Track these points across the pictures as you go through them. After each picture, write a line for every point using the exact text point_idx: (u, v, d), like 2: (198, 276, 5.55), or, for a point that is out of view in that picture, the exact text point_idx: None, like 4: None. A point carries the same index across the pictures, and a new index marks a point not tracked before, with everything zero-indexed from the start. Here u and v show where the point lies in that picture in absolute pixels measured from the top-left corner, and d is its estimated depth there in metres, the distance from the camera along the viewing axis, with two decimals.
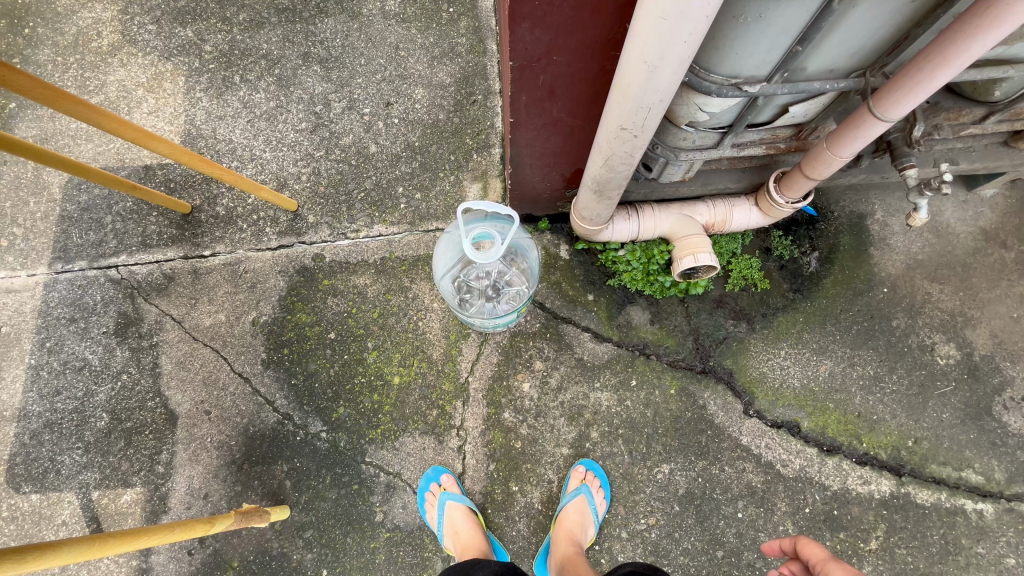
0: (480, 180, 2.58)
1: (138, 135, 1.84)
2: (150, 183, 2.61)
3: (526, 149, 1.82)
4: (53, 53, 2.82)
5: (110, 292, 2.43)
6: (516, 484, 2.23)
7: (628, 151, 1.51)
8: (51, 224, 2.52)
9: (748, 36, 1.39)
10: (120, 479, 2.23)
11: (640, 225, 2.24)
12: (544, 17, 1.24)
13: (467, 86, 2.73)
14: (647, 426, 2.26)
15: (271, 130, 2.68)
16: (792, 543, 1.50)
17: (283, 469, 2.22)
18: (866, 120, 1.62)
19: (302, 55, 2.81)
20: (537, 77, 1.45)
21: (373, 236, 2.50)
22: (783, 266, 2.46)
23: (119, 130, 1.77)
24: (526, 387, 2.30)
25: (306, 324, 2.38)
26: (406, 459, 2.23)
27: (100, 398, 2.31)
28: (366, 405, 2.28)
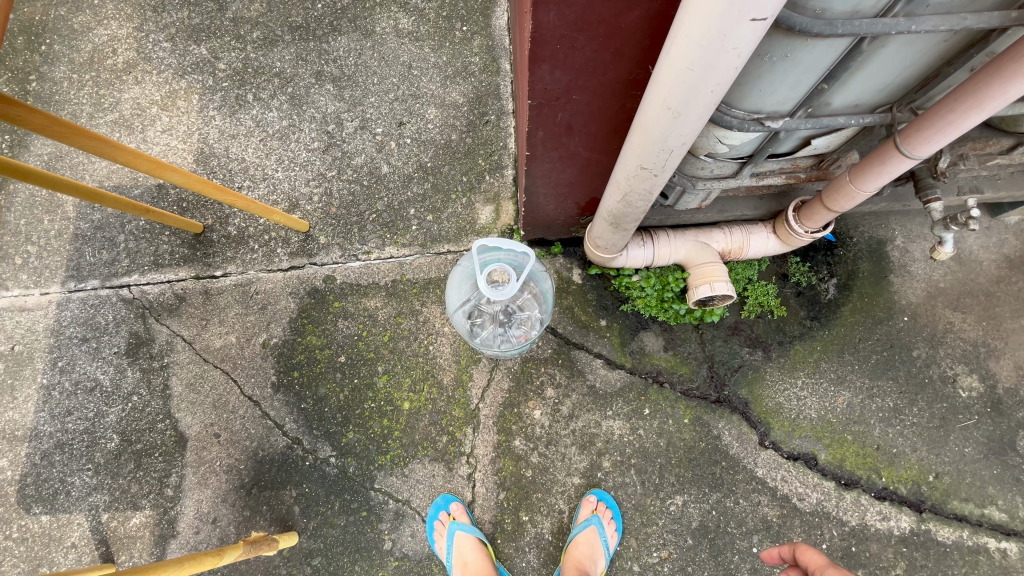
0: (492, 202, 2.56)
1: (153, 165, 1.86)
2: (163, 202, 2.62)
3: (541, 179, 1.79)
4: (69, 70, 2.84)
5: (121, 311, 2.44)
6: (526, 514, 2.19)
7: (648, 188, 1.48)
8: (65, 242, 2.53)
9: (773, 73, 1.35)
10: (129, 502, 2.22)
11: (655, 251, 2.19)
12: (564, 59, 1.21)
13: (481, 106, 2.71)
14: (660, 456, 2.22)
15: (283, 149, 2.68)
16: (801, 550, 1.42)
17: (292, 495, 2.21)
18: (892, 156, 1.58)
19: (316, 74, 2.80)
20: (556, 115, 1.42)
21: (383, 258, 2.48)
22: (800, 292, 2.41)
23: (134, 163, 1.79)
24: (537, 414, 2.27)
25: (316, 347, 2.37)
26: (415, 487, 2.21)
27: (110, 418, 2.31)
28: (375, 431, 2.26)
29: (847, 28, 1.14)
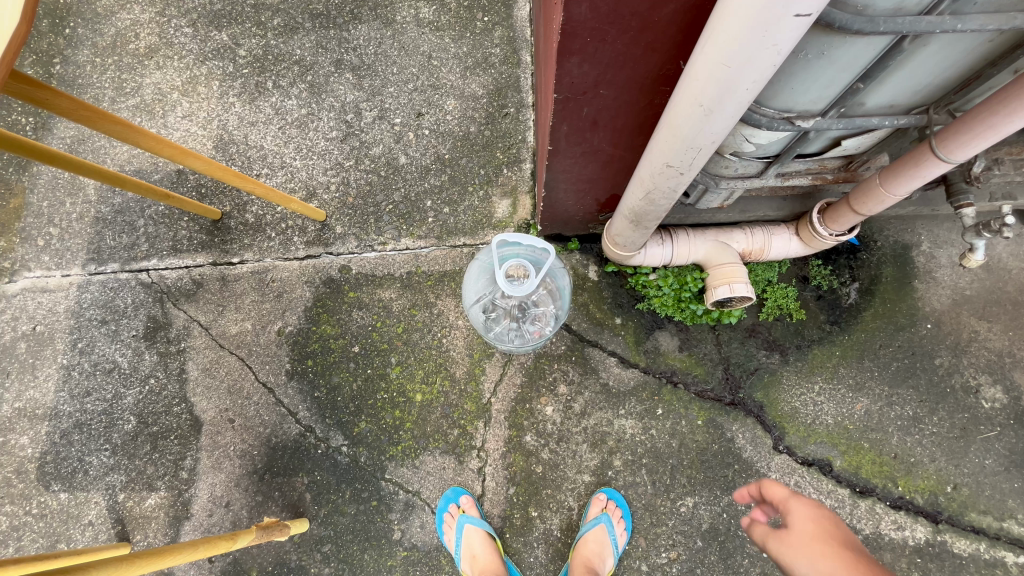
0: (509, 196, 2.54)
1: (174, 151, 1.88)
2: (182, 187, 2.64)
3: (562, 175, 1.76)
4: (92, 54, 2.86)
5: (140, 295, 2.47)
6: (535, 510, 2.19)
7: (672, 186, 1.45)
8: (86, 225, 2.57)
9: (807, 71, 1.31)
10: (145, 483, 2.26)
11: (673, 250, 2.16)
12: (594, 53, 1.18)
13: (500, 98, 2.68)
14: (671, 457, 2.21)
15: (302, 138, 2.68)
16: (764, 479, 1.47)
17: (304, 482, 2.23)
18: (926, 159, 1.53)
19: (335, 62, 2.79)
20: (581, 110, 1.39)
21: (399, 249, 2.48)
22: (821, 296, 2.37)
23: (156, 149, 1.81)
24: (549, 410, 2.26)
25: (331, 336, 2.38)
26: (426, 478, 2.21)
27: (128, 400, 2.35)
28: (387, 421, 2.27)
29: (889, 25, 1.10)
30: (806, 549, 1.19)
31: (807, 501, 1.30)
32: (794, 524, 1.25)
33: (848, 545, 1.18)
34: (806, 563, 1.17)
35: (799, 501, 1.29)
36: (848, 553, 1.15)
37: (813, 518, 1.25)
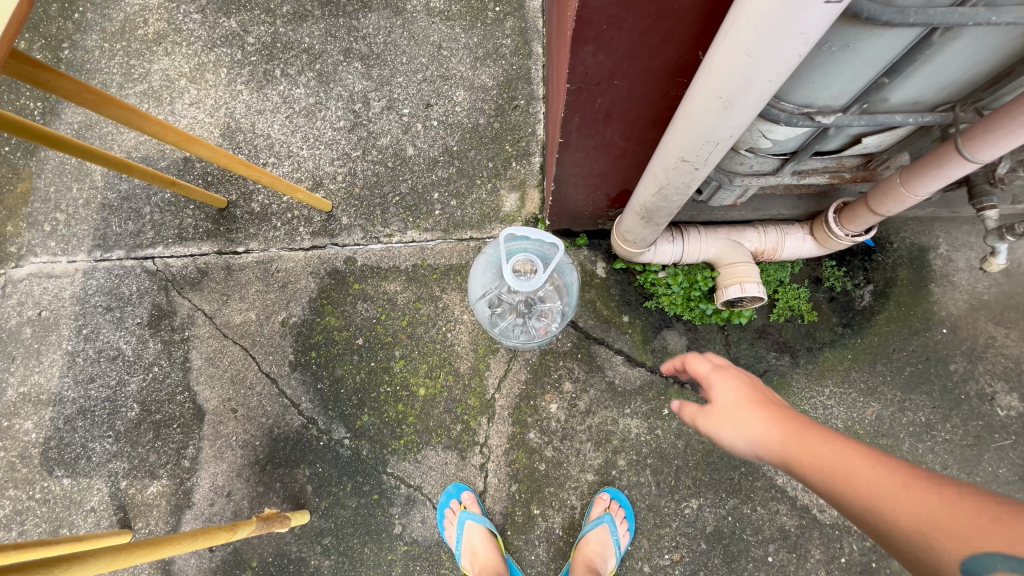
0: (518, 190, 2.50)
1: (180, 138, 1.86)
2: (188, 175, 2.62)
3: (572, 168, 1.73)
4: (101, 40, 2.85)
5: (145, 283, 2.46)
6: (537, 508, 2.17)
7: (686, 182, 1.41)
8: (92, 211, 2.56)
9: (830, 65, 1.26)
10: (147, 471, 2.26)
11: (684, 248, 2.12)
12: (610, 41, 1.14)
13: (510, 90, 2.64)
14: (677, 458, 2.18)
15: (309, 127, 2.65)
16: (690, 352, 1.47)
17: (305, 474, 2.22)
18: (950, 158, 1.48)
19: (344, 51, 2.76)
20: (594, 101, 1.35)
21: (405, 242, 2.45)
22: (833, 298, 2.32)
23: (161, 135, 1.79)
24: (554, 408, 2.23)
25: (335, 328, 2.36)
26: (428, 473, 2.20)
27: (131, 387, 2.34)
28: (390, 415, 2.26)
29: (919, 17, 1.05)
30: (726, 418, 1.26)
31: (728, 373, 1.35)
32: (716, 398, 1.31)
33: (764, 403, 1.25)
34: (728, 431, 1.25)
35: (719, 374, 1.34)
36: (764, 410, 1.23)
37: (733, 386, 1.31)
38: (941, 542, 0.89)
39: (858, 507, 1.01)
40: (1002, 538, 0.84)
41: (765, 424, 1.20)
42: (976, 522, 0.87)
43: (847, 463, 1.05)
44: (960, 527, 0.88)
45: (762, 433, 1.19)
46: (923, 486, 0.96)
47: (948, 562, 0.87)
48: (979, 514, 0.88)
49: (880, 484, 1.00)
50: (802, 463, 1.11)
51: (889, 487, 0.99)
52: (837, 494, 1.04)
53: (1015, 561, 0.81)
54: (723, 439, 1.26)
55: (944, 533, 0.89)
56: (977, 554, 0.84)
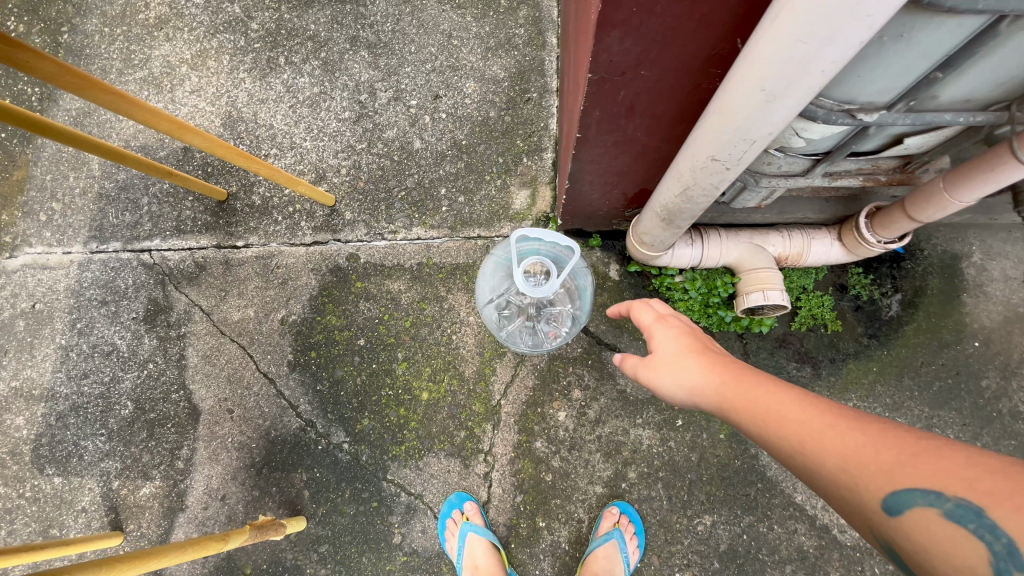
0: (528, 186, 2.40)
1: (172, 126, 1.77)
2: (188, 165, 2.54)
3: (589, 165, 1.62)
4: (101, 24, 2.76)
5: (142, 276, 2.38)
6: (542, 520, 2.08)
7: (715, 182, 1.30)
8: (89, 201, 2.48)
9: (880, 56, 1.14)
10: (140, 471, 2.18)
11: (703, 252, 2.01)
12: (639, 26, 1.03)
13: (522, 82, 2.52)
14: (690, 472, 2.07)
15: (313, 117, 2.56)
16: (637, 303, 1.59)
17: (302, 478, 2.14)
18: (1005, 161, 1.39)
19: (351, 39, 2.65)
20: (617, 93, 1.24)
21: (410, 239, 2.36)
22: (859, 307, 2.20)
23: (152, 122, 1.70)
24: (562, 416, 2.13)
25: (335, 328, 2.27)
26: (429, 481, 2.11)
27: (125, 384, 2.27)
28: (391, 420, 2.17)
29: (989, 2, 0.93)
30: (667, 368, 1.33)
31: (669, 327, 1.45)
32: (660, 349, 1.39)
33: (703, 354, 1.31)
34: (667, 378, 1.32)
35: (663, 328, 1.42)
36: (702, 359, 1.29)
37: (674, 338, 1.38)
38: (859, 477, 0.89)
39: (785, 447, 1.01)
40: (916, 471, 0.82)
41: (702, 372, 1.25)
42: (894, 456, 0.86)
43: (775, 404, 1.07)
44: (884, 464, 0.86)
45: (699, 380, 1.25)
46: (849, 424, 0.94)
47: (867, 496, 0.87)
48: (896, 449, 0.87)
49: (807, 422, 0.99)
50: (733, 407, 1.14)
51: (813, 425, 0.98)
52: (767, 435, 1.05)
53: (930, 493, 0.79)
54: (665, 388, 1.33)
55: (864, 468, 0.88)
56: (897, 489, 0.83)
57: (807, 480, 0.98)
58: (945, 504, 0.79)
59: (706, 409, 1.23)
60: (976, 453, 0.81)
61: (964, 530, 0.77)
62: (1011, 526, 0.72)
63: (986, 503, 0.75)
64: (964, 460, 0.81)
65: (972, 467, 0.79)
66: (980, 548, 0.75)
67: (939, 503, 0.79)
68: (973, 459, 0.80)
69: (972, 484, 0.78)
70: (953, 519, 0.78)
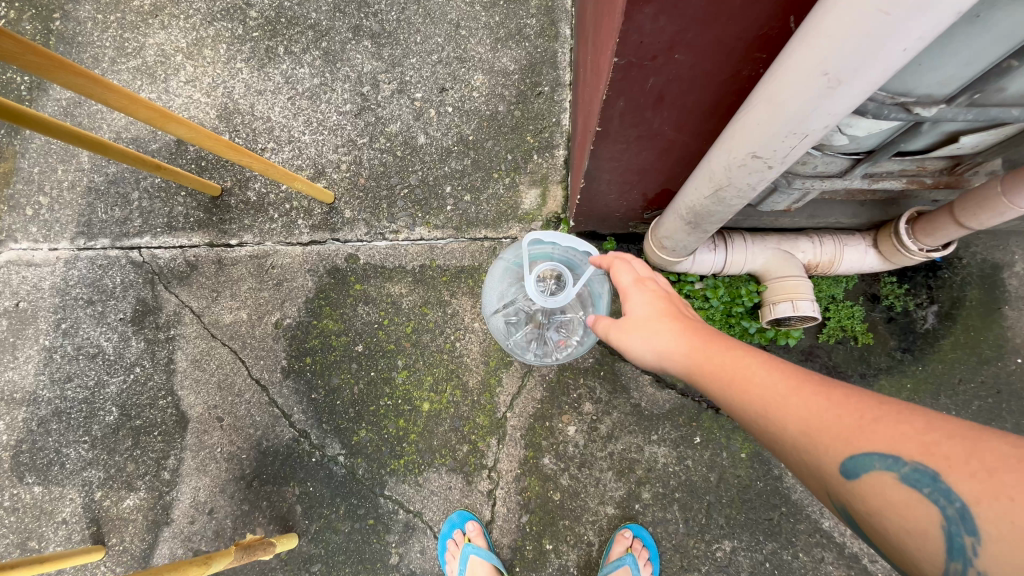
0: (539, 185, 2.26)
1: (154, 115, 1.56)
2: (181, 159, 2.42)
3: (608, 162, 1.48)
4: (94, 10, 2.64)
5: (130, 275, 2.26)
6: (549, 542, 1.94)
7: (753, 182, 1.16)
8: (77, 195, 2.36)
9: (948, 42, 1.00)
10: (124, 482, 2.07)
11: (727, 258, 1.87)
12: (678, 1, 0.88)
13: (534, 75, 2.39)
14: (709, 493, 1.94)
15: (313, 110, 2.43)
16: (617, 259, 1.48)
17: (294, 493, 2.01)
18: None
19: (353, 28, 2.52)
20: (645, 81, 1.10)
21: (413, 240, 2.23)
22: (891, 319, 2.05)
23: (130, 109, 1.49)
24: (571, 431, 2.00)
25: (332, 333, 2.15)
26: (429, 499, 1.98)
27: (111, 389, 2.15)
28: (389, 432, 2.04)
29: None
30: (640, 332, 1.30)
31: (644, 289, 1.39)
32: (632, 312, 1.35)
33: (678, 319, 1.29)
34: (638, 342, 1.29)
35: (638, 292, 1.37)
36: (676, 325, 1.27)
37: (648, 301, 1.34)
38: (822, 443, 0.91)
39: (754, 412, 1.03)
40: (875, 435, 0.85)
41: (674, 338, 1.24)
42: (856, 423, 0.88)
43: (747, 371, 1.08)
44: (843, 428, 0.89)
45: (672, 346, 1.23)
46: (814, 389, 0.97)
47: (826, 460, 0.89)
48: (859, 414, 0.89)
49: (775, 390, 1.01)
50: (706, 374, 1.14)
51: (781, 393, 1.00)
52: (735, 400, 1.07)
53: (888, 458, 0.82)
54: (634, 351, 1.31)
55: (828, 435, 0.90)
56: (856, 453, 0.85)
57: (775, 445, 1.01)
58: (901, 468, 0.81)
59: (676, 375, 1.24)
60: (935, 419, 0.83)
61: (917, 493, 0.80)
62: (967, 490, 0.75)
63: (940, 468, 0.78)
64: (923, 423, 0.83)
65: (931, 432, 0.82)
66: (931, 510, 0.78)
67: (896, 468, 0.82)
68: (932, 424, 0.83)
69: (928, 448, 0.80)
70: (908, 483, 0.81)
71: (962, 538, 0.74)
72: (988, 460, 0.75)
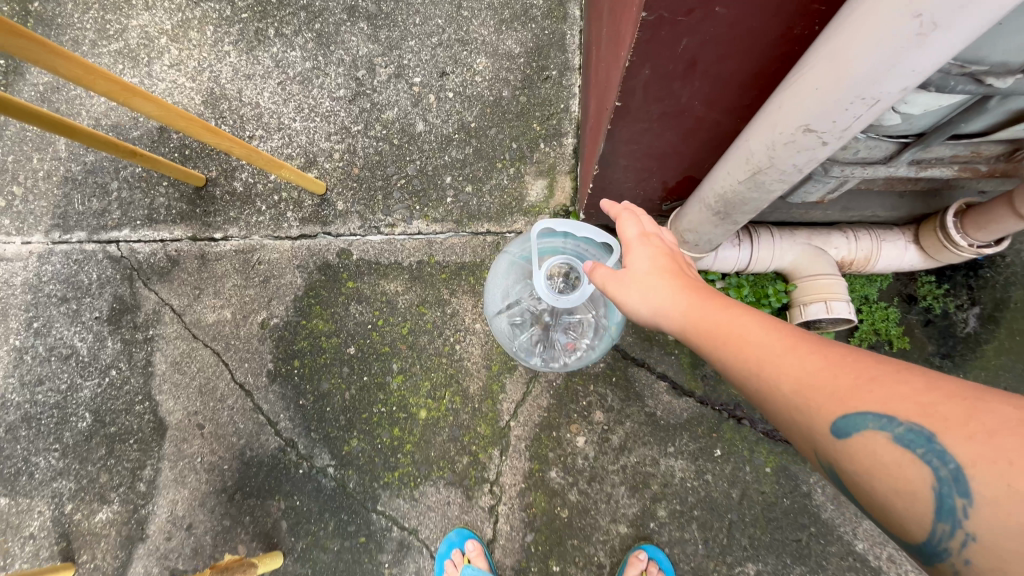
0: (545, 176, 2.10)
1: (113, 89, 1.38)
2: (163, 148, 2.26)
3: (625, 145, 1.32)
4: None
5: (107, 271, 2.11)
6: (556, 563, 1.78)
7: (799, 162, 0.99)
8: (53, 185, 2.21)
9: None
10: (97, 494, 1.91)
11: (752, 255, 1.71)
12: None
13: (540, 58, 2.23)
14: (730, 511, 1.77)
15: (304, 96, 2.27)
16: (625, 211, 1.32)
17: (280, 507, 1.86)
18: None
19: (348, 9, 2.36)
20: (676, 44, 0.93)
21: (409, 234, 2.07)
22: (929, 321, 1.89)
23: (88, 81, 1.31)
24: (581, 442, 1.84)
25: (322, 334, 1.99)
26: (426, 515, 1.82)
27: (84, 394, 2.00)
28: (383, 441, 1.88)
29: None
30: (636, 284, 1.14)
31: (649, 245, 1.24)
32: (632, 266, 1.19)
33: (676, 275, 1.15)
34: (634, 298, 1.14)
35: (642, 246, 1.21)
36: (673, 279, 1.13)
37: (651, 258, 1.19)
38: (815, 402, 0.84)
39: (745, 370, 0.93)
40: (872, 395, 0.78)
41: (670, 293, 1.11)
42: (852, 382, 0.81)
43: (742, 328, 0.97)
44: (839, 387, 0.82)
45: (668, 302, 1.09)
46: (811, 347, 0.89)
47: (818, 419, 0.82)
48: (856, 374, 0.82)
49: (771, 347, 0.92)
50: (698, 332, 1.04)
51: (778, 351, 0.91)
52: (725, 358, 0.98)
53: (881, 418, 0.76)
54: (628, 306, 1.15)
55: (822, 394, 0.83)
56: (852, 413, 0.78)
57: (762, 403, 0.94)
58: (896, 429, 0.75)
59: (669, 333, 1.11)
60: (937, 379, 0.76)
61: (910, 455, 0.74)
62: (963, 452, 0.70)
63: (938, 429, 0.72)
64: (922, 384, 0.77)
65: (930, 393, 0.75)
66: (923, 472, 0.73)
67: (888, 428, 0.76)
68: (932, 384, 0.76)
69: (926, 409, 0.74)
70: (903, 444, 0.74)
71: (954, 499, 0.70)
72: (990, 422, 0.69)
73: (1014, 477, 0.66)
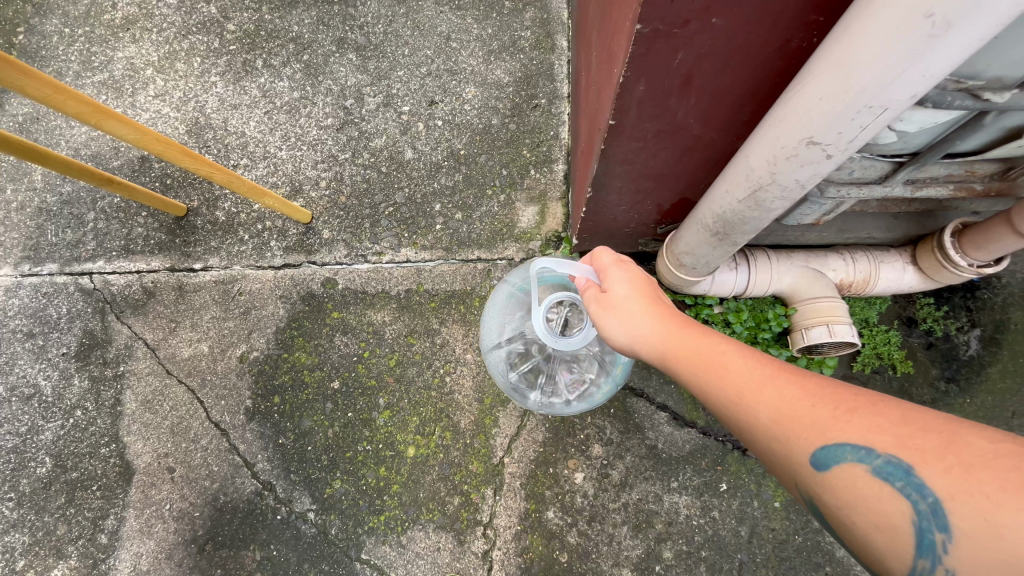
0: (536, 202, 2.07)
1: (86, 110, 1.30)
2: (144, 177, 2.20)
3: (619, 166, 1.29)
4: (61, 24, 2.46)
5: (78, 304, 2.00)
6: None
7: (801, 178, 0.96)
8: (26, 217, 2.13)
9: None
10: (53, 547, 1.75)
11: (751, 277, 1.67)
12: None
13: (529, 87, 2.24)
14: (739, 551, 1.66)
15: (291, 124, 2.24)
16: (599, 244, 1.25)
17: (255, 558, 1.71)
18: None
19: (337, 41, 2.37)
20: (671, 58, 0.91)
21: (397, 262, 2.01)
22: (931, 344, 1.84)
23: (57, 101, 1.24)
24: (579, 479, 1.73)
25: (305, 367, 1.89)
26: (414, 563, 1.69)
27: (45, 436, 1.86)
28: (368, 482, 1.76)
29: None
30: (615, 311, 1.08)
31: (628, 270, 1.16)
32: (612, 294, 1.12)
33: (655, 300, 1.09)
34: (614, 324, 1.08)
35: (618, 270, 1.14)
36: (652, 305, 1.08)
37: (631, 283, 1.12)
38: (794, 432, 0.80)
39: (725, 399, 0.89)
40: (850, 426, 0.74)
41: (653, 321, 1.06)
42: (831, 413, 0.77)
43: (721, 355, 0.93)
44: (816, 417, 0.78)
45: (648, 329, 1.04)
46: (790, 377, 0.85)
47: (796, 450, 0.78)
48: (835, 405, 0.78)
49: (751, 375, 0.88)
50: (675, 362, 0.99)
51: (758, 379, 0.87)
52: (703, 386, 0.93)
53: (861, 449, 0.72)
54: (606, 332, 1.10)
55: (801, 424, 0.79)
56: (828, 443, 0.75)
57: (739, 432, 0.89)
58: (874, 460, 0.71)
59: (646, 360, 1.05)
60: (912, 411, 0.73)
61: (887, 487, 0.70)
62: (940, 485, 0.66)
63: (915, 461, 0.68)
64: (897, 417, 0.73)
65: (906, 425, 0.72)
66: (901, 505, 0.68)
67: (867, 460, 0.72)
68: (908, 417, 0.72)
69: (903, 441, 0.70)
70: (880, 476, 0.70)
71: (932, 534, 0.65)
72: (966, 455, 0.65)
73: (993, 511, 0.61)
